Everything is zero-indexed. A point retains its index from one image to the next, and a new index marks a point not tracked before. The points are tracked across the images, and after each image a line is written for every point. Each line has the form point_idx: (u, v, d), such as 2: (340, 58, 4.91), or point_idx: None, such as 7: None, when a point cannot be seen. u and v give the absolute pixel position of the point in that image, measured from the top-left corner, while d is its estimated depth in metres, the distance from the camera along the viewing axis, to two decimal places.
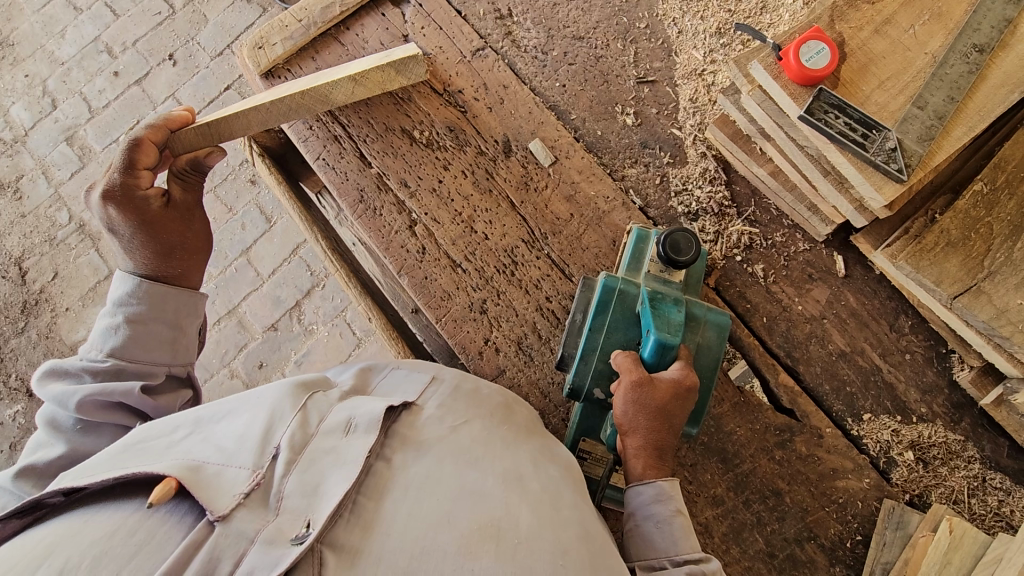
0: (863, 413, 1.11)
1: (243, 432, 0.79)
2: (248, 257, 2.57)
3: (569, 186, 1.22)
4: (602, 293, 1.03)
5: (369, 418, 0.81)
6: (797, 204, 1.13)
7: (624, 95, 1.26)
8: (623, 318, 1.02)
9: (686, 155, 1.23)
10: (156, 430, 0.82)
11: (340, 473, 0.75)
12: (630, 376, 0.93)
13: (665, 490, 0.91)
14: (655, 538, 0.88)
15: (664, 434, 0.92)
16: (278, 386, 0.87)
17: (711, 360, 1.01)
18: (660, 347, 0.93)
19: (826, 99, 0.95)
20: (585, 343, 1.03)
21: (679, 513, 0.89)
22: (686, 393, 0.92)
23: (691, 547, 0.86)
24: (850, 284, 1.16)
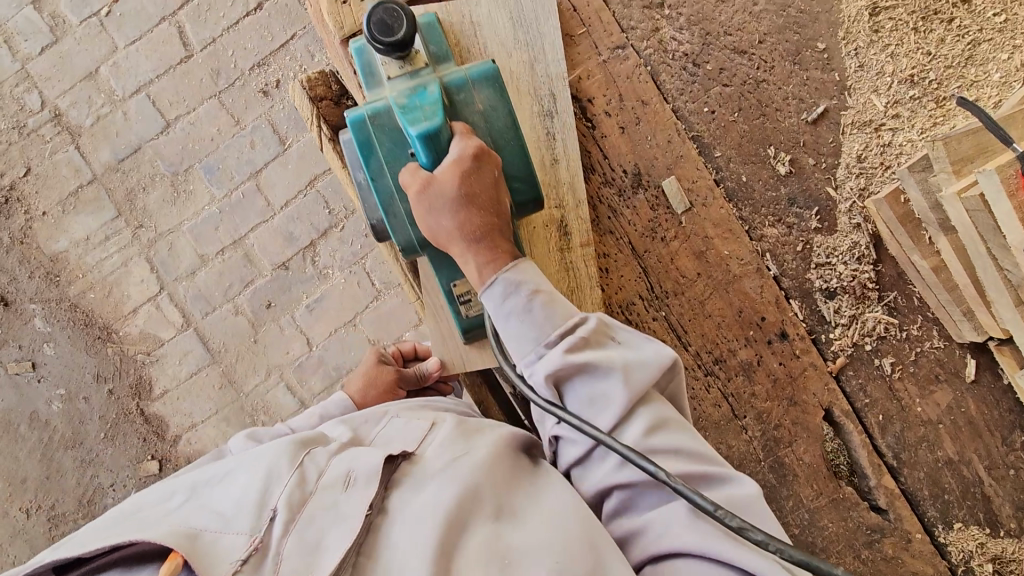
0: (953, 521, 1.09)
1: (241, 493, 0.74)
2: (258, 182, 2.29)
3: (701, 241, 1.06)
4: (355, 133, 0.85)
5: (368, 471, 0.76)
6: (951, 305, 1.02)
7: (780, 135, 1.07)
8: (393, 144, 0.85)
9: (836, 221, 1.07)
10: (157, 497, 0.77)
11: (340, 530, 0.70)
12: (414, 189, 0.81)
13: (513, 278, 0.78)
14: (525, 336, 0.77)
15: (494, 218, 0.81)
16: (277, 444, 0.82)
17: (506, 119, 0.87)
18: (427, 137, 0.80)
19: None
20: (376, 195, 0.87)
21: (537, 293, 0.77)
22: (478, 166, 0.81)
23: (562, 317, 0.77)
24: (975, 390, 1.08)
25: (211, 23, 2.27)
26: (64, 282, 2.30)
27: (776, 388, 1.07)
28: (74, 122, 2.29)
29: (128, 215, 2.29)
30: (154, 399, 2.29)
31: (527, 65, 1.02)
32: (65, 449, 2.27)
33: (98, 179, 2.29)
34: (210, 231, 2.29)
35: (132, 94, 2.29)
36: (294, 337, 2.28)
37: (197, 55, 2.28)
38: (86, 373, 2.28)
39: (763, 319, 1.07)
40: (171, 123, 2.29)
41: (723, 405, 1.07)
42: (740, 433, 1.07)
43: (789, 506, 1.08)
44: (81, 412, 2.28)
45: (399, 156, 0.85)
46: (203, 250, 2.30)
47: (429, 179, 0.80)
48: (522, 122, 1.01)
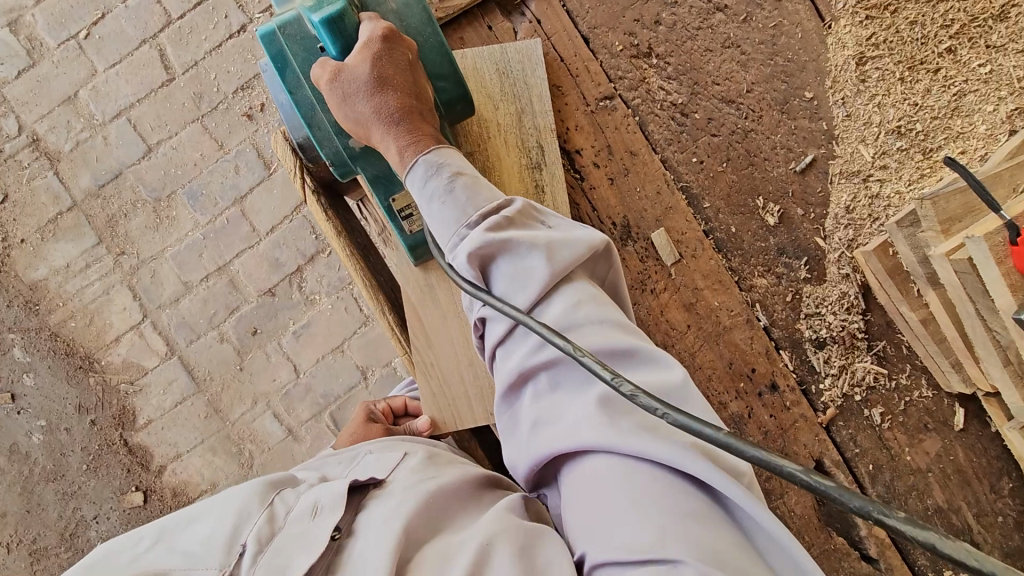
0: (944, 570, 1.09)
1: (207, 532, 0.66)
2: (243, 208, 2.26)
3: (690, 293, 1.05)
4: (267, 45, 0.82)
5: (333, 494, 0.74)
6: (940, 356, 1.02)
7: (769, 185, 1.06)
8: (307, 52, 0.83)
9: (825, 271, 1.06)
10: (111, 548, 0.66)
11: (308, 552, 0.65)
12: (326, 79, 0.78)
13: (434, 160, 0.77)
14: (444, 214, 0.74)
15: (412, 103, 0.79)
16: (245, 483, 0.75)
17: (420, 14, 0.84)
18: (330, 22, 0.77)
19: None
20: (298, 108, 0.86)
21: (459, 175, 0.76)
22: (393, 50, 0.78)
23: (487, 198, 0.74)
24: (963, 439, 1.09)
25: (193, 45, 2.23)
26: (44, 310, 2.25)
27: (767, 440, 1.07)
28: (53, 147, 2.24)
29: (110, 241, 2.25)
30: (138, 430, 2.24)
31: (515, 118, 1.00)
32: (46, 481, 2.23)
33: (78, 205, 2.25)
34: (193, 258, 2.26)
35: (113, 119, 2.24)
36: (280, 364, 2.25)
37: (179, 78, 2.24)
38: (67, 404, 2.24)
39: (754, 371, 1.06)
40: (153, 148, 2.25)
41: None
42: None
43: None
44: (62, 444, 2.24)
45: (313, 63, 0.83)
46: (187, 276, 2.26)
47: (339, 68, 0.77)
48: (510, 176, 0.99)
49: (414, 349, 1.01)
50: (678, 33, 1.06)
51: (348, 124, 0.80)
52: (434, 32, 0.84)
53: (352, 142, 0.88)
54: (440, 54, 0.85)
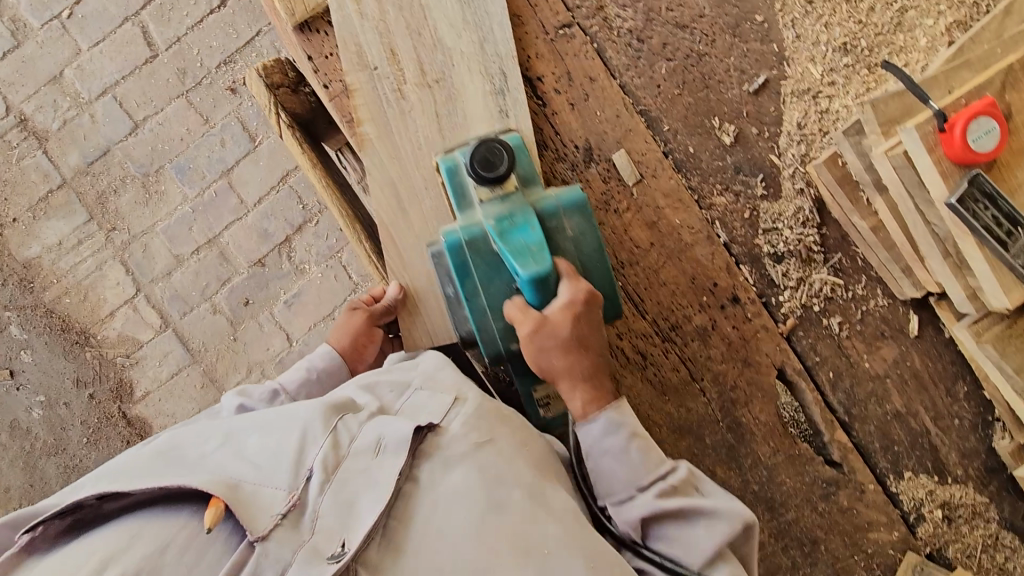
0: (904, 472, 1.14)
1: (278, 451, 0.80)
2: (230, 181, 2.30)
3: (652, 211, 1.10)
4: (451, 255, 0.91)
5: (398, 437, 0.81)
6: (891, 262, 1.07)
7: (724, 106, 1.10)
8: (489, 266, 0.91)
9: (781, 188, 1.11)
10: (193, 437, 0.85)
11: (373, 496, 0.76)
12: (525, 327, 0.88)
13: (613, 418, 0.89)
14: (615, 469, 0.88)
15: (586, 356, 0.90)
16: (309, 405, 0.87)
17: (594, 243, 0.93)
18: (539, 283, 0.87)
19: (979, 186, 0.85)
20: (470, 312, 0.92)
21: (634, 437, 0.88)
22: (586, 308, 0.89)
23: (654, 463, 0.88)
24: (918, 345, 1.13)
25: (175, 21, 2.27)
26: (38, 288, 2.29)
27: (731, 351, 1.11)
28: (41, 126, 2.28)
29: (101, 218, 2.29)
30: (135, 402, 2.29)
31: (476, 46, 1.04)
32: (47, 455, 2.27)
33: (68, 183, 2.29)
34: (183, 231, 2.30)
35: (99, 97, 2.28)
36: (272, 333, 2.29)
37: (162, 55, 2.28)
38: (65, 379, 2.28)
39: (716, 284, 1.11)
40: (139, 124, 2.28)
41: (681, 369, 1.11)
42: (698, 395, 1.11)
43: (748, 464, 1.12)
44: (61, 418, 2.28)
45: (495, 275, 0.91)
46: (178, 250, 2.30)
47: (540, 320, 0.87)
48: (474, 102, 1.04)
49: (390, 272, 1.05)
50: None
51: (536, 366, 0.90)
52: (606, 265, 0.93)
53: (514, 345, 0.95)
54: (612, 303, 0.95)
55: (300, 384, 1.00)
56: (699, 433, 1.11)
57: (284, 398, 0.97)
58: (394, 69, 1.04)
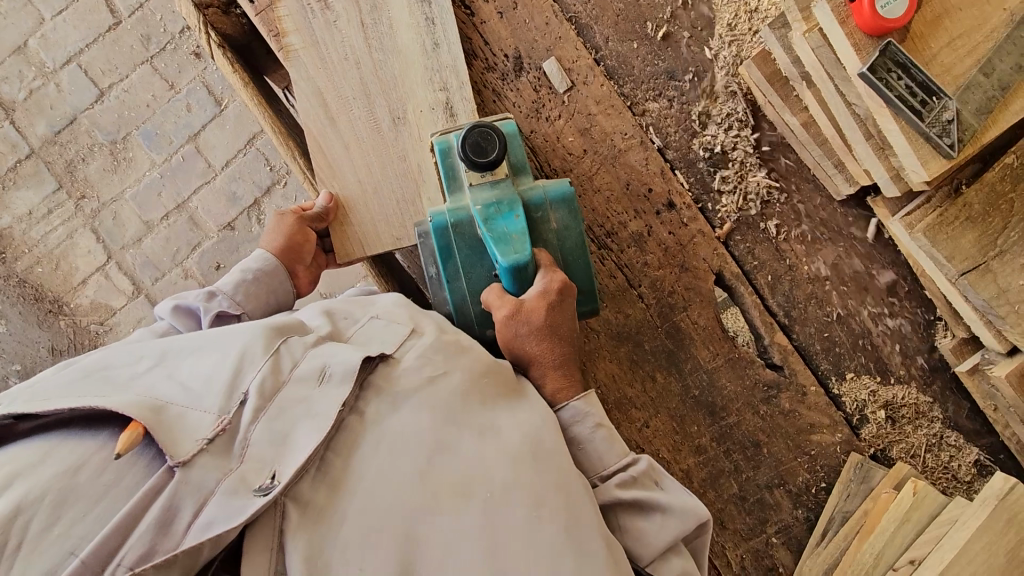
0: (846, 373, 1.15)
1: (213, 374, 0.73)
2: (196, 145, 2.30)
3: (584, 118, 1.10)
4: (438, 237, 0.91)
5: (344, 368, 0.76)
6: (824, 159, 1.07)
7: (654, 11, 1.10)
8: (470, 250, 0.92)
9: (714, 91, 1.11)
10: (122, 354, 0.77)
11: (310, 427, 0.71)
12: (502, 312, 0.87)
13: (581, 407, 0.87)
14: (582, 458, 0.86)
15: (569, 349, 0.89)
16: (251, 325, 0.80)
17: (578, 237, 0.94)
18: (516, 271, 0.86)
19: (892, 55, 0.84)
20: (451, 295, 0.93)
21: (601, 426, 0.86)
22: (561, 298, 0.88)
23: (618, 453, 0.85)
24: (857, 246, 1.13)
25: None
26: (11, 259, 2.31)
27: (668, 257, 1.11)
28: (7, 97, 2.29)
29: (70, 187, 2.30)
30: None
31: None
32: None
33: (36, 153, 2.29)
34: (153, 197, 2.30)
35: (63, 66, 2.28)
36: None
37: (124, 21, 2.28)
38: (40, 348, 2.29)
39: (651, 190, 1.11)
40: (105, 92, 2.29)
41: (618, 277, 1.12)
42: (637, 301, 1.12)
43: (688, 368, 1.13)
44: None
45: (476, 258, 0.91)
46: (148, 216, 2.31)
47: (518, 306, 0.86)
48: (399, 9, 1.04)
49: (321, 184, 1.05)
50: None
51: (509, 350, 0.88)
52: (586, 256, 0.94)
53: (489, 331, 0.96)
54: (585, 276, 0.95)
55: (237, 284, 0.94)
56: (638, 339, 1.12)
57: (222, 299, 0.91)
58: None
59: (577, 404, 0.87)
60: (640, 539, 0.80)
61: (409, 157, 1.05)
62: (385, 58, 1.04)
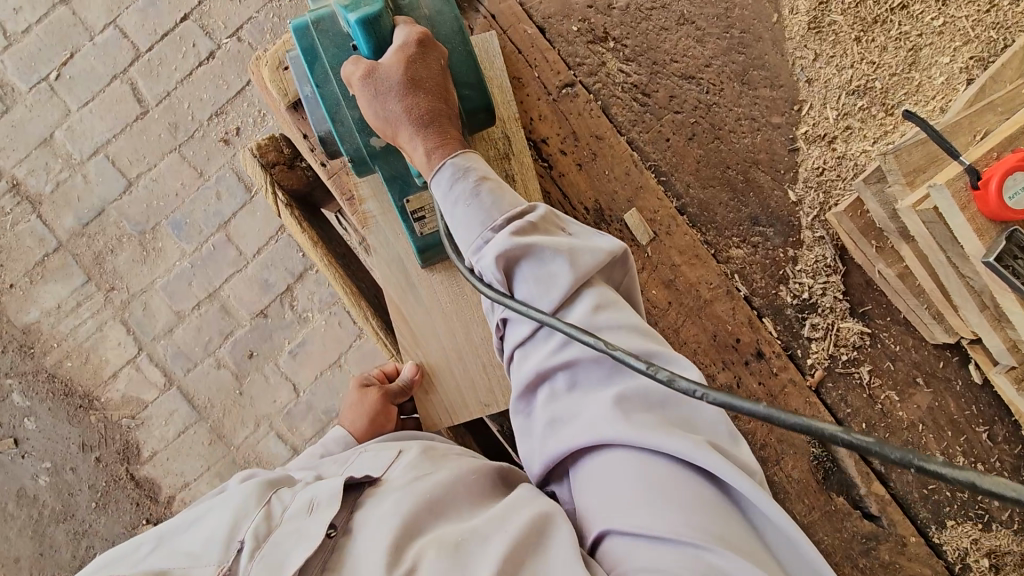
0: (947, 521, 1.11)
1: (208, 533, 0.66)
2: (227, 233, 2.26)
3: (668, 270, 1.06)
4: (300, 39, 0.83)
5: (333, 489, 0.70)
6: (921, 309, 1.03)
7: (736, 156, 1.07)
8: (338, 49, 0.82)
9: (800, 236, 1.07)
10: (118, 554, 0.70)
11: (306, 549, 0.62)
12: (358, 77, 0.77)
13: (461, 163, 0.76)
14: (467, 217, 0.74)
15: (435, 104, 0.77)
16: (242, 485, 0.76)
17: (452, 22, 0.84)
18: (367, 23, 0.76)
19: (1018, 240, 0.80)
20: (324, 102, 0.84)
21: (484, 180, 0.75)
22: (423, 53, 0.77)
23: (512, 202, 0.74)
24: (952, 389, 1.09)
25: (164, 76, 2.24)
26: (39, 353, 2.25)
27: (759, 408, 1.07)
28: (34, 190, 2.25)
29: (98, 278, 2.25)
30: (143, 463, 2.24)
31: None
32: (56, 522, 2.22)
33: (64, 245, 2.25)
34: (183, 287, 2.26)
35: (91, 156, 2.25)
36: (280, 385, 2.24)
37: (153, 110, 2.24)
38: (71, 443, 2.23)
39: (739, 341, 1.07)
40: (133, 181, 2.25)
41: None
42: None
43: None
44: (69, 483, 2.23)
45: (345, 58, 0.82)
46: (178, 306, 2.26)
47: (372, 66, 0.76)
48: None
49: (403, 351, 1.02)
50: (632, 16, 1.07)
51: (373, 119, 0.78)
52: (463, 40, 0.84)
53: (374, 141, 0.87)
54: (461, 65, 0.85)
55: None
56: None
57: None
58: None
59: (455, 163, 0.76)
60: (538, 283, 0.69)
61: None
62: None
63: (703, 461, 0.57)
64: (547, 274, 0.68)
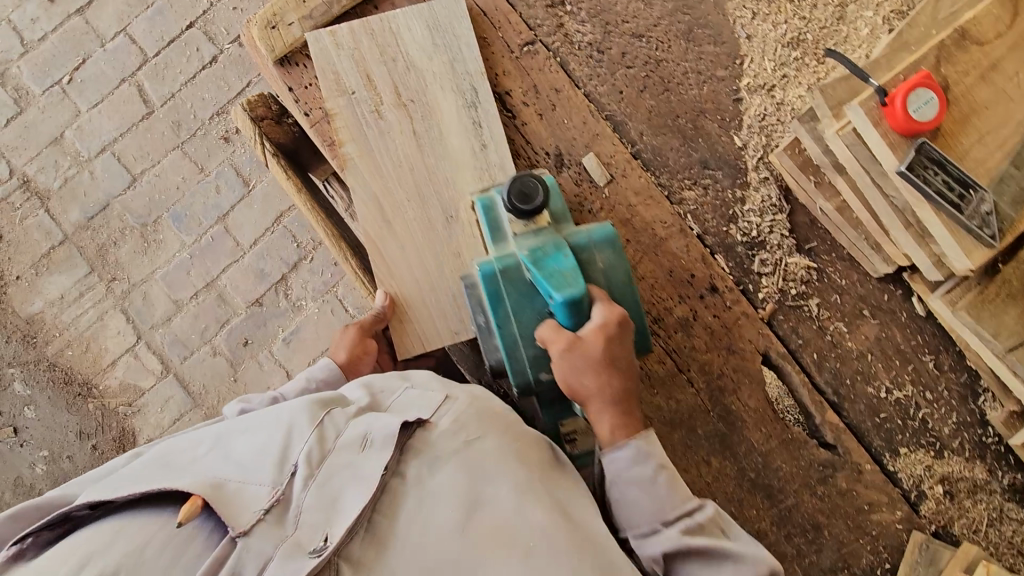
0: (900, 449, 1.15)
1: (263, 449, 0.84)
2: (225, 225, 2.36)
3: (625, 210, 1.14)
4: (486, 282, 0.96)
5: (385, 433, 0.85)
6: (859, 240, 1.11)
7: (685, 105, 1.17)
8: (520, 295, 0.96)
9: (747, 179, 1.16)
10: (181, 445, 0.88)
11: (357, 491, 0.79)
12: (558, 346, 0.91)
13: (641, 448, 0.89)
14: (621, 472, 0.89)
15: (622, 380, 0.92)
16: (296, 403, 0.92)
17: (623, 274, 0.98)
18: (575, 304, 0.91)
19: (926, 153, 0.88)
20: (502, 340, 0.97)
21: (659, 468, 0.89)
22: (619, 329, 0.92)
23: (679, 490, 0.88)
24: (896, 320, 1.16)
25: (169, 79, 2.38)
26: (41, 343, 2.33)
27: (714, 339, 1.13)
28: (43, 186, 2.36)
29: (101, 270, 2.35)
30: None
31: (447, 65, 1.11)
32: None
33: (69, 239, 2.35)
34: (182, 277, 2.35)
35: (98, 154, 2.37)
36: (273, 371, 2.30)
37: (158, 110, 2.38)
38: (68, 431, 2.28)
39: (693, 276, 1.14)
40: (137, 177, 2.37)
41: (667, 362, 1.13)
42: (685, 386, 1.12)
43: (742, 451, 1.12)
44: (64, 471, 2.26)
45: (525, 302, 0.96)
46: (177, 295, 2.34)
47: (572, 340, 0.91)
48: (449, 117, 1.10)
49: (378, 283, 1.09)
50: None
51: (567, 384, 0.92)
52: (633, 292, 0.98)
53: (542, 374, 0.98)
54: (641, 320, 0.99)
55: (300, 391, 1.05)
56: (692, 424, 1.12)
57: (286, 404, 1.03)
58: (371, 95, 1.10)
59: (635, 446, 0.89)
60: (649, 499, 0.87)
61: (463, 254, 1.08)
62: (437, 161, 1.09)
63: (731, 555, 0.83)
64: (651, 479, 0.88)
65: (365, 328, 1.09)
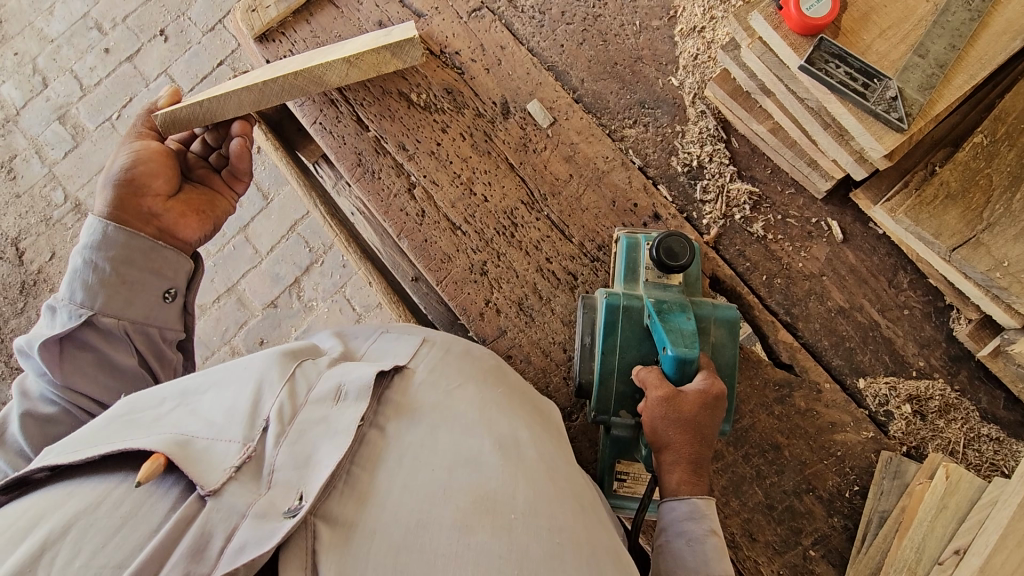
0: (862, 368, 1.12)
1: (232, 405, 0.75)
2: (246, 235, 2.51)
3: (568, 147, 1.21)
4: (606, 312, 1.03)
5: (359, 383, 0.77)
6: (796, 160, 1.12)
7: (622, 54, 1.25)
8: (633, 333, 1.02)
9: (686, 114, 1.22)
10: (145, 399, 0.78)
11: (331, 444, 0.72)
12: (658, 393, 0.93)
13: (699, 507, 0.89)
14: (685, 555, 0.86)
15: (699, 447, 0.91)
16: (266, 355, 0.83)
17: (729, 358, 1.01)
18: (680, 361, 0.92)
19: (826, 48, 0.98)
20: (599, 372, 1.02)
21: (714, 532, 0.88)
22: (717, 402, 0.92)
23: (709, 548, 0.86)
24: (849, 243, 1.15)
25: None
26: None
27: None
28: None
29: None
30: None
31: None
32: None
33: None
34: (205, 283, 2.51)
35: None
36: None
37: None
38: None
39: (636, 205, 1.19)
40: None
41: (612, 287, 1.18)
42: None
43: None
44: None
45: (630, 339, 1.02)
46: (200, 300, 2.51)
47: (673, 392, 0.92)
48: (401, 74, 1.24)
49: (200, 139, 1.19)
50: None
51: (653, 427, 0.92)
52: (733, 379, 1.00)
53: (617, 416, 1.03)
54: (727, 351, 1.01)
55: (71, 286, 1.00)
56: None
57: (64, 308, 0.99)
58: None
59: (695, 500, 0.89)
60: (694, 554, 0.86)
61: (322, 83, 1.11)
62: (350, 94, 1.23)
63: None
64: (701, 540, 0.87)
65: (157, 128, 1.12)
